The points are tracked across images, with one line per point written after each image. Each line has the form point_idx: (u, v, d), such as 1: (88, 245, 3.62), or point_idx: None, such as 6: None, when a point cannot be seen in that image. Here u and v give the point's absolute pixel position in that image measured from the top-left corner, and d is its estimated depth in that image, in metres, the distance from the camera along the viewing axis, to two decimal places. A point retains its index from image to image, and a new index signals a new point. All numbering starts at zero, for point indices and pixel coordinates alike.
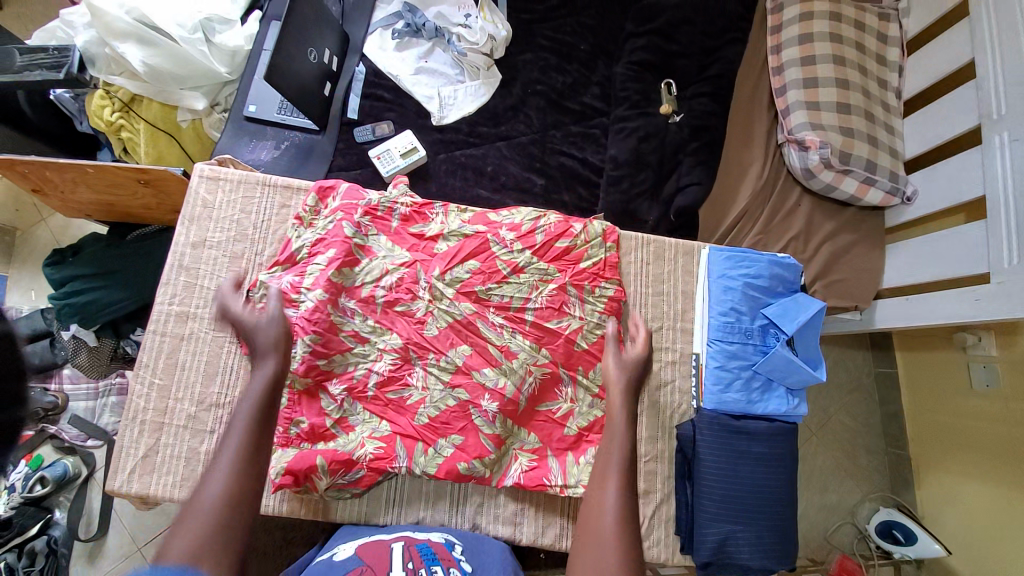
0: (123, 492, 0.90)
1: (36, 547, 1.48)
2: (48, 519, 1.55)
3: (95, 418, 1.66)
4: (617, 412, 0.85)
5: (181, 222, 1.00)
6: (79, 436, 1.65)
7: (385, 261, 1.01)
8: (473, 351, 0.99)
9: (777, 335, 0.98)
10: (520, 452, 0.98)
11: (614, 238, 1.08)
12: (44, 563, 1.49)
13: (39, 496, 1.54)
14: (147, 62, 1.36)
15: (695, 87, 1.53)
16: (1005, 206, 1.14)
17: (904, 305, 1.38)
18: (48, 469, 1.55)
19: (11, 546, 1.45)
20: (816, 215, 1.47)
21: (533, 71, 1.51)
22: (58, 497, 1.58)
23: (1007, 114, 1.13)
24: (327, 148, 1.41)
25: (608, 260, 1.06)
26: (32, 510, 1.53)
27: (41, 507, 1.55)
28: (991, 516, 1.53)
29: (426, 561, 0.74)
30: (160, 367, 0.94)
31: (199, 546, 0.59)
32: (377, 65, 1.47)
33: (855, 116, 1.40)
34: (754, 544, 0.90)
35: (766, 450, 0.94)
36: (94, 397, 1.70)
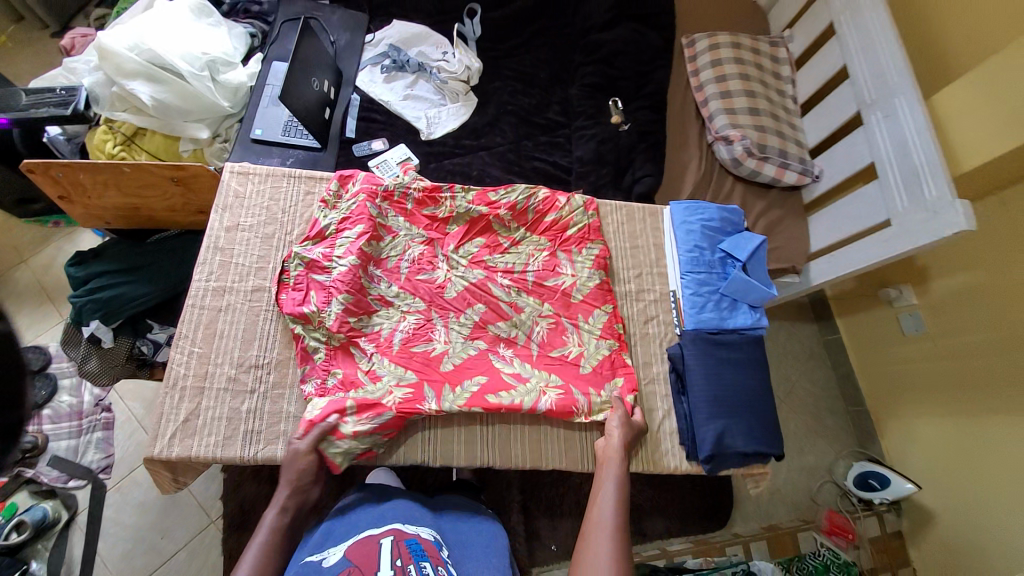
0: (164, 456, 0.94)
1: None
2: (25, 569, 1.44)
3: (78, 456, 1.59)
4: (608, 489, 0.95)
5: (214, 210, 1.11)
6: (58, 478, 1.54)
7: (406, 239, 1.16)
8: (488, 308, 1.13)
9: (733, 265, 1.20)
10: (547, 387, 1.05)
11: (594, 208, 1.25)
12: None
13: (16, 544, 1.44)
14: (155, 97, 1.49)
15: (637, 102, 1.84)
16: (890, 167, 1.45)
17: (833, 260, 1.64)
18: (27, 512, 1.46)
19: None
20: (748, 196, 1.78)
21: (504, 95, 1.78)
22: (36, 546, 1.50)
23: (876, 98, 1.49)
24: (329, 163, 1.57)
25: (591, 226, 1.24)
26: (7, 560, 1.43)
27: (16, 558, 1.46)
28: (946, 446, 1.71)
29: (415, 558, 0.84)
30: (200, 337, 1.02)
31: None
32: (370, 94, 1.69)
33: (764, 116, 1.76)
34: (746, 433, 1.05)
35: (742, 355, 1.12)
36: (77, 435, 1.61)
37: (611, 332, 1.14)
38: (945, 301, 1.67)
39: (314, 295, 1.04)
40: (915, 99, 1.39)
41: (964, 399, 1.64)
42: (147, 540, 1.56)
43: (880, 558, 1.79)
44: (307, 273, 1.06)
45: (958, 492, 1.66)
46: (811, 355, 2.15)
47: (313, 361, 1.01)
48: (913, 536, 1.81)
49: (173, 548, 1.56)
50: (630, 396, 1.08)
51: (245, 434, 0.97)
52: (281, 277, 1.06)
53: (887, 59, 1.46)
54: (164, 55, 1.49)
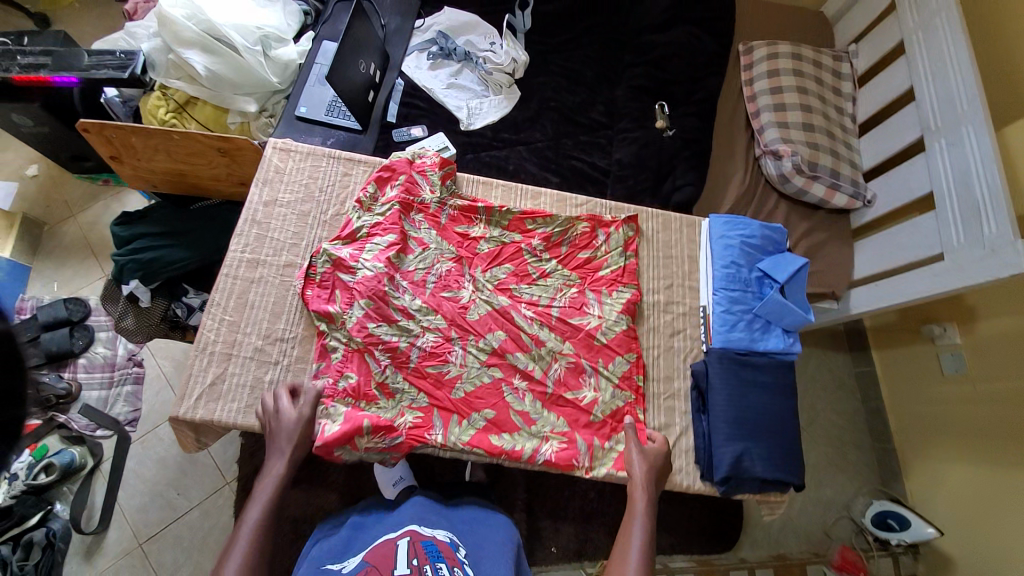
0: (187, 417, 0.96)
1: (34, 538, 1.47)
2: (49, 510, 1.54)
3: (107, 407, 1.67)
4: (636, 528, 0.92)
5: (256, 183, 1.14)
6: (89, 426, 1.64)
7: (436, 252, 1.13)
8: (508, 337, 1.09)
9: (771, 285, 1.14)
10: (551, 434, 1.04)
11: (633, 248, 1.21)
12: (40, 558, 1.48)
13: (43, 485, 1.53)
14: (208, 67, 1.53)
15: (684, 108, 1.79)
16: (949, 197, 1.36)
17: (875, 290, 1.56)
18: (55, 456, 1.55)
19: (7, 537, 1.45)
20: (792, 216, 1.71)
21: (547, 91, 1.76)
22: (61, 488, 1.60)
23: (942, 125, 1.40)
24: (368, 146, 1.58)
25: (627, 267, 1.18)
26: (33, 500, 1.52)
27: (40, 498, 1.54)
28: (977, 498, 1.60)
29: (431, 559, 0.94)
30: (232, 306, 1.04)
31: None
32: (414, 80, 1.70)
33: (818, 134, 1.68)
34: (766, 458, 1.01)
35: (769, 378, 1.07)
36: (108, 387, 1.70)
37: (630, 384, 1.09)
38: (992, 342, 1.57)
39: (338, 293, 1.04)
40: (984, 127, 1.29)
41: (996, 448, 1.55)
42: (162, 498, 1.64)
43: None
44: (334, 270, 1.05)
45: (990, 551, 1.53)
46: (838, 387, 2.05)
47: (330, 360, 1.01)
48: None
49: (187, 507, 1.64)
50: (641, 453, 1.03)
51: (266, 404, 0.99)
52: (308, 271, 1.05)
53: (959, 87, 1.35)
54: (220, 25, 1.52)
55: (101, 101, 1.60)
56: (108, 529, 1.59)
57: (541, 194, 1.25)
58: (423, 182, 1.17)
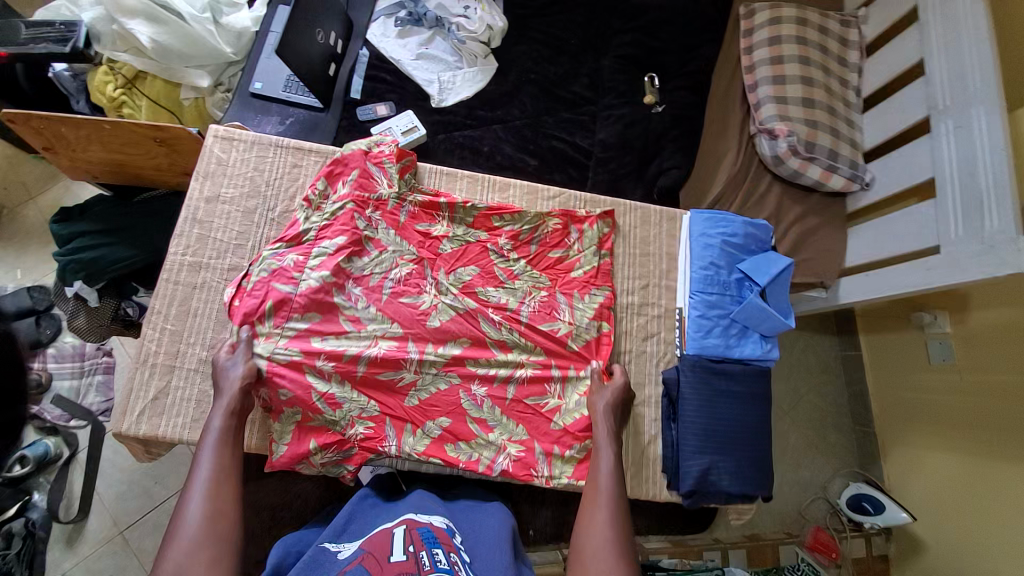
0: (131, 432, 0.93)
1: (12, 527, 1.40)
2: (27, 500, 1.47)
3: (81, 397, 1.57)
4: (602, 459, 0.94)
5: (195, 177, 1.05)
6: (62, 416, 1.56)
7: (394, 255, 1.06)
8: (471, 344, 1.04)
9: (751, 288, 1.08)
10: (509, 442, 1.00)
11: (609, 245, 1.14)
12: (21, 546, 1.40)
13: (20, 477, 1.47)
14: (154, 38, 1.38)
15: (675, 81, 1.67)
16: (950, 185, 1.27)
17: (867, 280, 1.49)
18: (28, 448, 1.48)
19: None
20: (785, 200, 1.60)
21: (527, 62, 1.62)
22: (38, 479, 1.52)
23: (951, 104, 1.28)
24: (331, 125, 1.46)
25: (600, 268, 1.12)
26: (10, 491, 1.45)
27: (18, 489, 1.47)
28: (954, 488, 1.60)
29: (428, 543, 0.77)
30: (173, 314, 0.98)
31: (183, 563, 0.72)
32: (380, 50, 1.55)
33: (819, 110, 1.54)
34: (734, 472, 0.99)
35: (742, 389, 1.03)
36: (81, 376, 1.59)
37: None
38: (981, 333, 1.52)
39: (270, 305, 0.96)
40: (996, 111, 1.18)
41: (975, 439, 1.53)
42: (140, 486, 1.58)
43: None
44: (269, 280, 0.97)
45: (959, 537, 1.56)
46: (823, 371, 2.02)
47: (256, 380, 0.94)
48: (899, 562, 1.77)
49: (165, 495, 1.57)
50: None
51: None
52: (243, 282, 0.98)
53: (974, 62, 1.23)
54: None
55: (49, 76, 1.47)
56: (89, 518, 1.53)
57: (509, 185, 1.17)
58: (381, 176, 1.08)
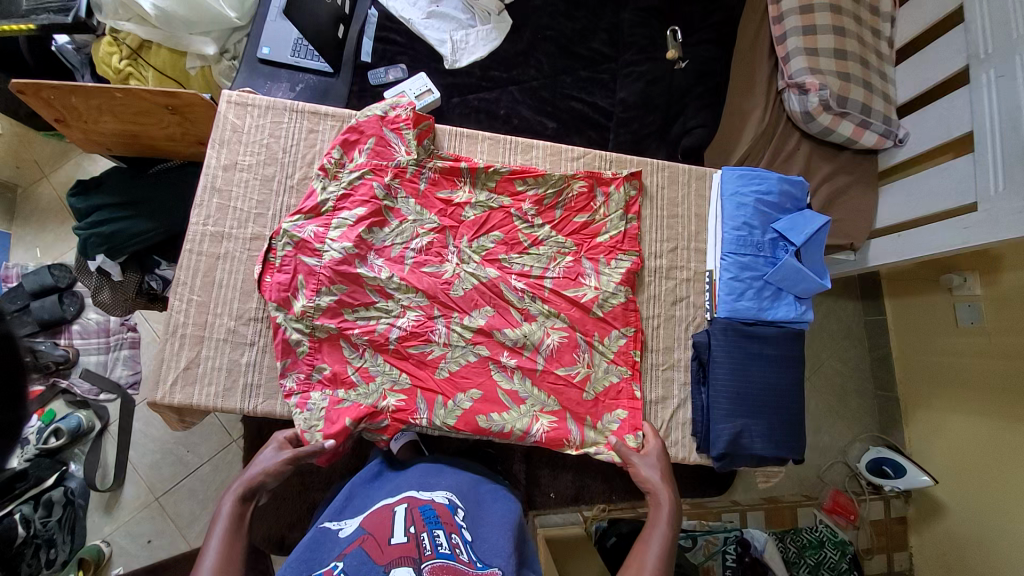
0: (166, 402, 0.95)
1: (53, 496, 1.45)
2: (64, 470, 1.52)
3: (108, 371, 1.59)
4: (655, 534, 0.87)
5: (212, 145, 1.02)
6: (91, 390, 1.58)
7: (415, 225, 1.04)
8: (495, 313, 1.03)
9: (785, 248, 1.04)
10: (541, 413, 0.99)
11: (636, 209, 1.10)
12: (61, 514, 1.46)
13: (55, 447, 1.51)
14: (157, 5, 1.33)
15: (699, 34, 1.58)
16: (992, 138, 1.21)
17: (897, 241, 1.44)
18: (62, 420, 1.51)
19: (26, 497, 1.42)
20: (814, 157, 1.53)
21: (543, 17, 1.54)
22: (74, 449, 1.56)
23: (993, 53, 1.21)
24: (342, 91, 1.41)
25: (628, 233, 1.08)
26: (48, 462, 1.50)
27: (56, 460, 1.52)
28: (976, 448, 1.59)
29: (428, 525, 0.76)
30: (199, 285, 0.97)
31: None
32: (389, 9, 1.48)
33: (851, 61, 1.45)
34: (766, 435, 0.98)
35: (775, 351, 1.01)
36: (105, 351, 1.60)
37: (626, 359, 1.04)
38: (1014, 296, 1.47)
39: (302, 280, 0.96)
40: None
41: (998, 402, 1.52)
42: (173, 455, 1.62)
43: (879, 540, 1.79)
44: (296, 254, 0.97)
45: (979, 499, 1.56)
46: (847, 335, 1.99)
47: (295, 355, 0.95)
48: (917, 524, 1.78)
49: (198, 462, 1.61)
50: (631, 436, 1.00)
51: (245, 386, 0.96)
52: (267, 256, 0.97)
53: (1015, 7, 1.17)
54: None
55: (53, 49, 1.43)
56: (124, 486, 1.58)
57: (532, 145, 1.12)
58: (398, 142, 1.04)
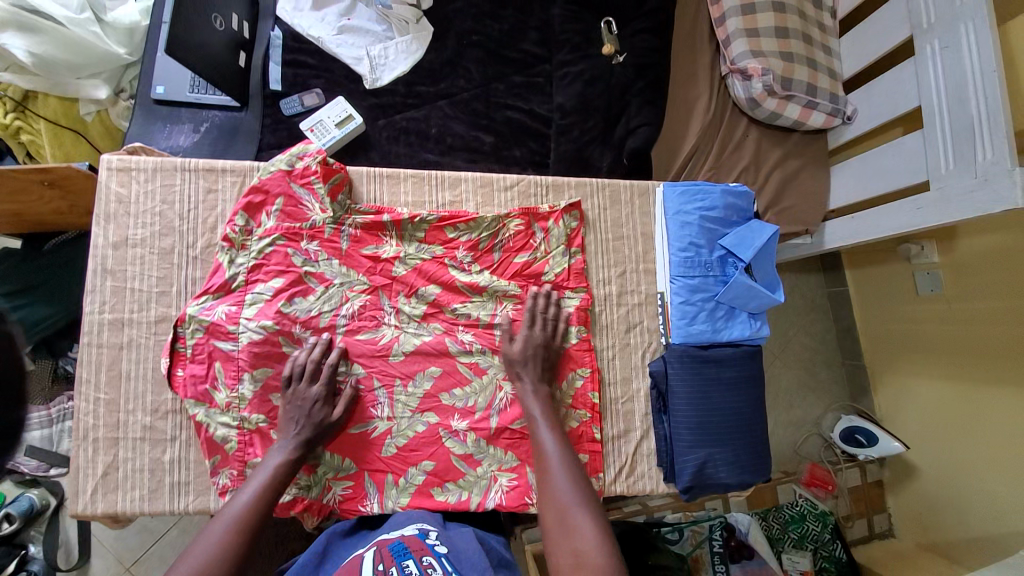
0: (89, 514, 0.86)
1: None
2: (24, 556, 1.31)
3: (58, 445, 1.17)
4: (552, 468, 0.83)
5: (96, 221, 0.91)
6: (40, 468, 1.15)
7: (343, 288, 0.96)
8: (443, 373, 0.97)
9: (735, 264, 1.01)
10: (500, 472, 0.96)
11: (580, 241, 1.04)
12: None
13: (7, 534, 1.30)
14: (32, 51, 1.15)
15: (635, 23, 1.49)
16: (940, 115, 1.17)
17: (851, 222, 1.42)
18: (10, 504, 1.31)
19: None
20: (764, 143, 1.47)
21: (467, 21, 1.43)
22: (29, 532, 1.36)
23: (937, 22, 1.16)
24: (253, 126, 1.28)
25: (574, 268, 1.02)
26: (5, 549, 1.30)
27: (15, 543, 1.32)
28: (942, 409, 1.57)
29: (397, 557, 0.67)
30: (104, 381, 0.88)
31: None
32: (295, 27, 1.35)
33: (793, 39, 1.38)
34: (731, 462, 0.96)
35: (734, 374, 0.98)
36: (50, 424, 1.16)
37: (584, 402, 0.99)
38: (973, 262, 1.43)
39: (220, 368, 0.88)
40: (985, 26, 1.06)
41: (956, 366, 1.51)
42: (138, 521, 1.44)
43: (857, 506, 1.78)
44: (208, 340, 0.88)
45: (945, 462, 1.57)
46: (812, 310, 1.97)
47: (225, 452, 0.87)
48: (893, 486, 1.78)
49: (165, 524, 1.37)
50: (592, 479, 0.97)
51: (171, 486, 0.88)
52: (176, 346, 0.88)
53: None
54: None
55: None
56: (90, 561, 1.38)
57: (461, 179, 1.04)
58: (310, 199, 0.95)
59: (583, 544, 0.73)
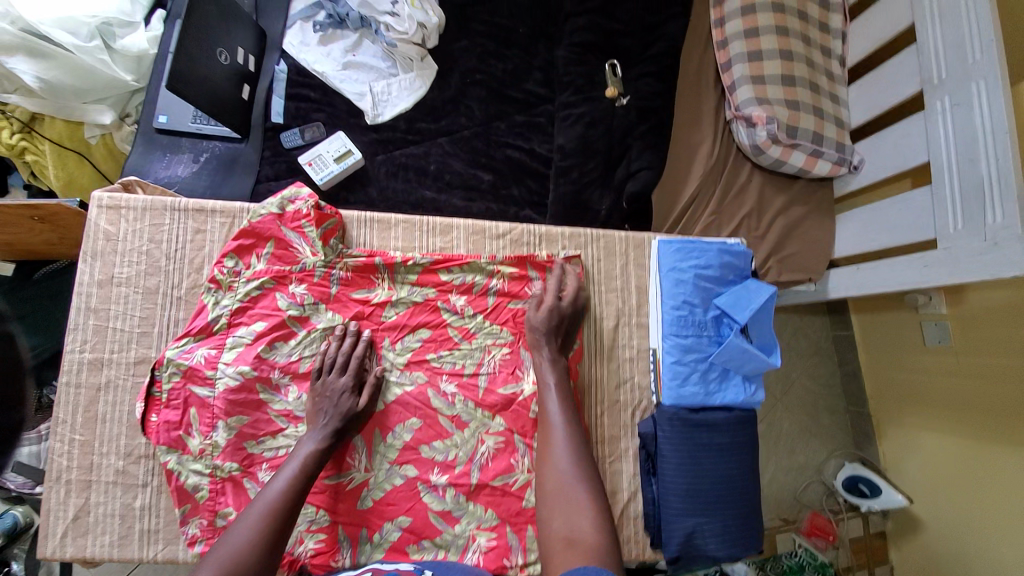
0: (56, 558, 0.84)
1: None
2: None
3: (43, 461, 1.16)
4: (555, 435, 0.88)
5: (84, 258, 0.91)
6: (25, 485, 1.14)
7: (327, 334, 0.94)
8: (423, 424, 0.94)
9: (731, 325, 0.99)
10: (478, 531, 0.92)
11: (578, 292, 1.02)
12: None
13: None
14: (40, 77, 1.14)
15: (640, 67, 1.49)
16: (949, 172, 1.13)
17: (857, 274, 1.38)
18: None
19: None
20: (767, 189, 1.45)
21: (471, 59, 1.43)
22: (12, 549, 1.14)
23: (947, 78, 1.14)
24: (253, 158, 1.29)
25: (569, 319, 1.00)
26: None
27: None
28: (955, 470, 1.46)
29: None
30: (80, 422, 0.87)
31: None
32: (300, 62, 1.36)
33: (800, 88, 1.37)
34: (720, 535, 0.91)
35: (726, 440, 0.95)
36: (38, 441, 1.17)
37: None
38: (981, 316, 1.36)
39: (194, 415, 0.86)
40: (998, 86, 1.04)
41: (965, 419, 1.42)
42: None
43: (858, 557, 1.67)
44: (185, 384, 0.87)
45: (958, 529, 1.45)
46: (815, 353, 1.86)
47: (194, 501, 0.84)
48: (896, 538, 1.66)
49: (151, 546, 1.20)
50: None
51: (140, 534, 0.85)
52: (152, 390, 0.87)
53: (970, 28, 1.08)
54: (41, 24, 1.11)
55: None
56: None
57: (452, 226, 1.03)
58: (301, 242, 0.94)
59: (574, 507, 0.81)
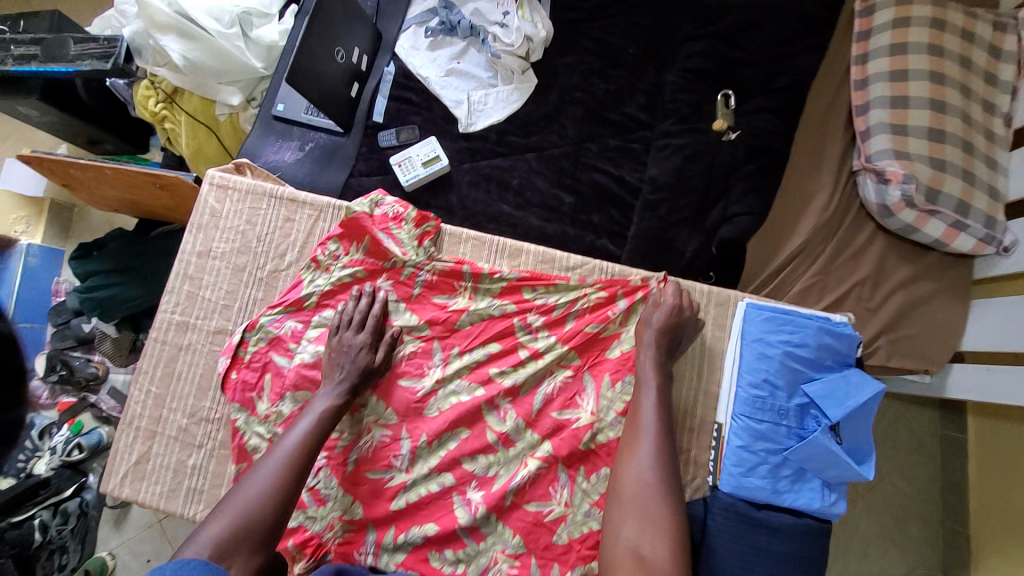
0: (116, 495, 0.93)
1: (69, 507, 1.28)
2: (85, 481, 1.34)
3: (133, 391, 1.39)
4: (643, 447, 0.83)
5: (190, 230, 1.01)
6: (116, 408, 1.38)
7: (399, 330, 0.96)
8: (470, 435, 0.91)
9: (817, 419, 0.86)
10: (501, 556, 0.86)
11: None
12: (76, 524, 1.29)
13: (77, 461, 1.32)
14: (186, 56, 1.27)
15: (758, 100, 1.33)
16: None
17: (986, 376, 1.14)
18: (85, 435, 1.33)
19: (46, 504, 1.26)
20: (889, 258, 1.23)
21: (573, 77, 1.39)
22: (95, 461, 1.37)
23: None
24: (350, 152, 1.35)
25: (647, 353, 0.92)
26: (68, 473, 1.32)
27: (78, 470, 1.34)
28: None
29: None
30: (158, 376, 0.96)
31: (228, 544, 0.69)
32: (407, 66, 1.40)
33: (950, 145, 1.15)
34: None
35: (788, 550, 0.82)
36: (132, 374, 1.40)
37: None
38: None
39: (269, 380, 0.92)
40: None
41: None
42: None
43: None
44: (268, 350, 0.94)
45: None
46: (916, 449, 1.44)
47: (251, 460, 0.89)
48: None
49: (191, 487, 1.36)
50: None
51: (187, 490, 0.92)
52: (237, 349, 0.93)
53: None
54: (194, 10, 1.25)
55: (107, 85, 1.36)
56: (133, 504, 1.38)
57: (522, 250, 1.03)
58: (391, 242, 0.98)
59: (652, 518, 0.78)
